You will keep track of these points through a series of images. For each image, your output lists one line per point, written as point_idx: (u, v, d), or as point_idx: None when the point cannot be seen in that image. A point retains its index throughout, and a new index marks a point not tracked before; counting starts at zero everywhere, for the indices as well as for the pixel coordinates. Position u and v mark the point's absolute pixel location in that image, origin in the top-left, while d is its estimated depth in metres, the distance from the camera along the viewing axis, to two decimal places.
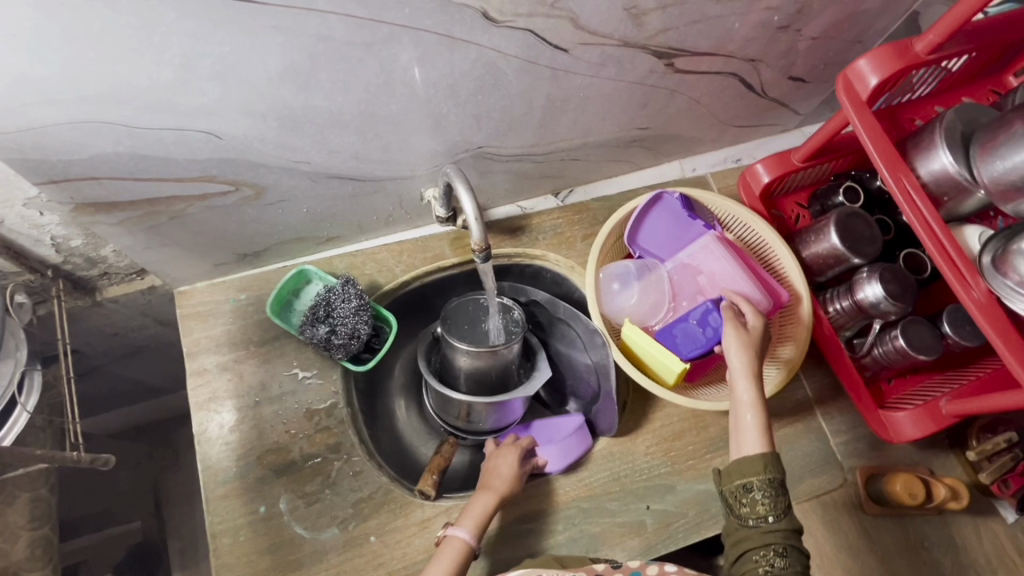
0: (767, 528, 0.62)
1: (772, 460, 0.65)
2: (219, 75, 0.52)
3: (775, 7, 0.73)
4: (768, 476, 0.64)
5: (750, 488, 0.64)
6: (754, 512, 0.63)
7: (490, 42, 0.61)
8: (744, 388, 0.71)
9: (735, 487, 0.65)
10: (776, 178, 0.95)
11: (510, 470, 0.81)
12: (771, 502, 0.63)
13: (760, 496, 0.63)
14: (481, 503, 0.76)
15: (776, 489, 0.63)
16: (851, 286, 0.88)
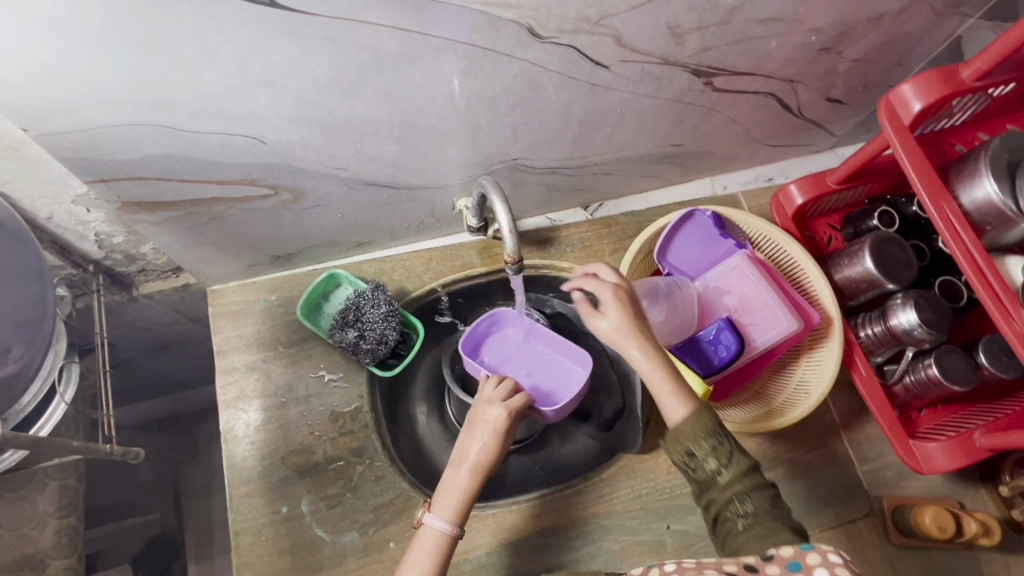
0: (724, 481, 0.62)
1: (697, 420, 0.64)
2: (269, 83, 0.53)
3: (819, 29, 0.72)
4: (704, 431, 0.64)
5: (695, 450, 0.64)
6: (707, 469, 0.63)
7: (534, 57, 0.61)
8: (646, 368, 0.68)
9: (681, 453, 0.65)
10: (810, 200, 0.94)
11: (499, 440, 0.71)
12: (716, 453, 0.63)
13: (704, 454, 0.63)
14: (464, 482, 0.69)
15: (715, 440, 0.64)
16: (884, 311, 0.87)
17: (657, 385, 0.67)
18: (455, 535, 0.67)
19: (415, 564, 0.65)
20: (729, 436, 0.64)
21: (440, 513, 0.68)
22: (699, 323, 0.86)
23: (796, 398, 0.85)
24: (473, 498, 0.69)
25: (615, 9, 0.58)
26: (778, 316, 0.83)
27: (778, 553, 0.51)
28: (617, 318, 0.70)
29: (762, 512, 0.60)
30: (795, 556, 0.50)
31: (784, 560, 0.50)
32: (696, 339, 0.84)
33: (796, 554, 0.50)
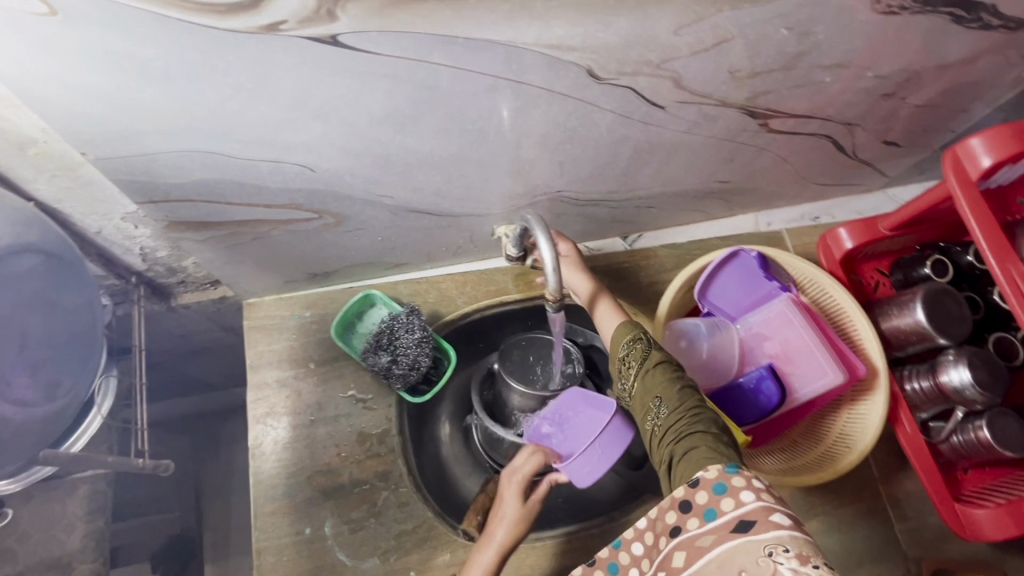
0: (643, 379, 0.66)
1: (619, 330, 0.71)
2: (324, 116, 0.53)
3: (884, 75, 0.70)
4: (635, 333, 0.69)
5: (622, 355, 0.69)
6: (632, 371, 0.67)
7: (590, 97, 0.60)
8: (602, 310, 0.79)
9: (615, 364, 0.70)
10: (859, 245, 0.91)
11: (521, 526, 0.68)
12: (637, 355, 0.68)
13: (632, 354, 0.68)
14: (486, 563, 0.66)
15: (643, 342, 0.68)
16: (933, 366, 0.83)
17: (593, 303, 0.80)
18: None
19: None
20: (650, 335, 0.69)
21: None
22: (739, 367, 0.84)
23: (833, 452, 0.82)
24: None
25: (678, 53, 0.56)
26: (824, 367, 0.80)
27: (704, 477, 0.51)
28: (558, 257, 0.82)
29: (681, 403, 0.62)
30: (720, 478, 0.50)
31: (710, 484, 0.50)
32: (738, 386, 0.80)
33: (721, 476, 0.50)
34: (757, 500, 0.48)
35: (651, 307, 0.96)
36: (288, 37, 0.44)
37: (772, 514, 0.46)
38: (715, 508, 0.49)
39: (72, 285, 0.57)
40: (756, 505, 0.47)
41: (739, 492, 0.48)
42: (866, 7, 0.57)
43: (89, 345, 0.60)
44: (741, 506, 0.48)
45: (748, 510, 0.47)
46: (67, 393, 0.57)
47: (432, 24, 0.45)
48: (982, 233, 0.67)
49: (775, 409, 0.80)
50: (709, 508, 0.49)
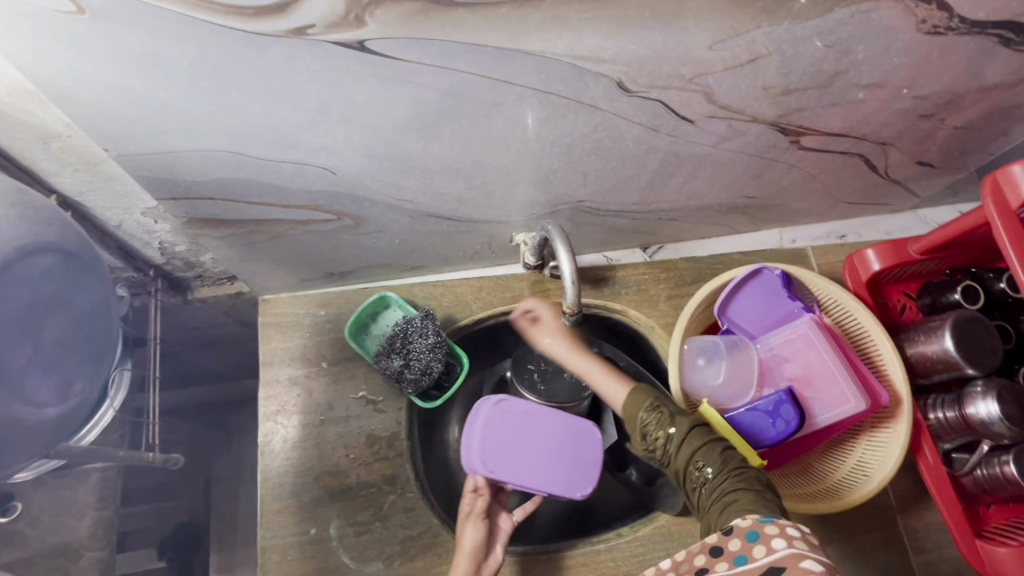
0: (677, 447, 0.67)
1: (636, 398, 0.72)
2: (347, 120, 0.52)
3: (924, 96, 0.67)
4: (654, 401, 0.71)
5: (647, 422, 0.70)
6: (661, 440, 0.68)
7: (619, 109, 0.59)
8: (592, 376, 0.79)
9: (639, 433, 0.70)
10: (887, 267, 0.88)
11: (469, 537, 0.74)
12: (660, 422, 0.69)
13: (655, 425, 0.69)
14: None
15: (663, 410, 0.70)
16: (960, 397, 0.81)
17: (596, 374, 0.79)
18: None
19: None
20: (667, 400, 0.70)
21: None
22: (756, 388, 0.81)
23: (850, 482, 0.80)
24: None
25: (712, 68, 0.55)
26: (844, 393, 0.77)
27: (736, 526, 0.54)
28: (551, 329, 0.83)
29: (721, 464, 0.63)
30: (752, 526, 0.52)
31: (743, 532, 0.53)
32: (753, 409, 0.77)
33: (754, 525, 0.53)
34: (790, 547, 0.49)
35: (669, 320, 0.94)
36: (315, 42, 0.43)
37: (802, 560, 0.47)
38: (747, 555, 0.51)
39: (89, 281, 0.54)
40: (788, 552, 0.49)
41: (772, 539, 0.50)
42: (911, 27, 0.55)
43: (105, 342, 0.58)
44: (772, 553, 0.49)
45: (780, 556, 0.48)
46: (79, 395, 0.54)
47: (461, 33, 0.44)
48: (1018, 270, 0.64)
49: (792, 436, 0.76)
50: (741, 555, 0.51)
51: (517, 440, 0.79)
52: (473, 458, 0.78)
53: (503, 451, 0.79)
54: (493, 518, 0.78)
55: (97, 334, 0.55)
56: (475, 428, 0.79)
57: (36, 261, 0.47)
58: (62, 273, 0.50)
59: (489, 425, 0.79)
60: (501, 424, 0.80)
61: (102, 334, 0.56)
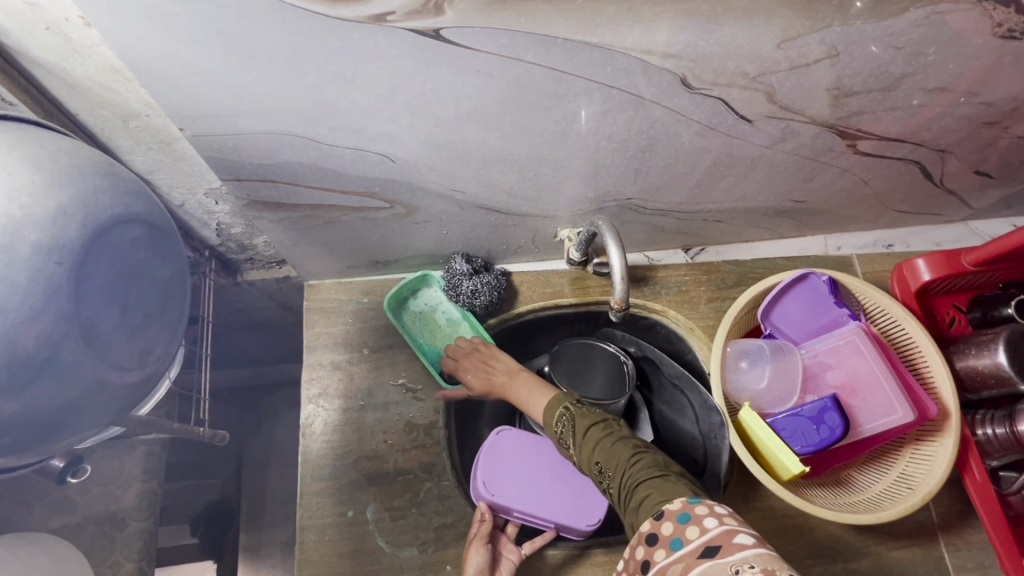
0: (580, 450, 0.68)
1: (548, 415, 0.73)
2: (413, 108, 0.53)
3: (990, 102, 0.66)
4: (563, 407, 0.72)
5: (558, 431, 0.71)
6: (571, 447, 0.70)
7: (678, 105, 0.58)
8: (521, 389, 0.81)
9: (557, 443, 0.72)
10: (938, 278, 0.86)
11: (474, 564, 0.72)
12: (567, 428, 0.70)
13: (563, 433, 0.70)
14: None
15: (568, 417, 0.71)
16: (1011, 413, 0.79)
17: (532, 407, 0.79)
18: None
19: None
20: (572, 405, 0.71)
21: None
22: (800, 394, 0.80)
23: (893, 494, 0.78)
24: None
25: (777, 66, 0.54)
26: (892, 404, 0.76)
27: (668, 510, 0.54)
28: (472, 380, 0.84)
29: (619, 457, 0.64)
30: (683, 509, 0.53)
31: (674, 515, 0.53)
32: (797, 415, 0.76)
33: (684, 508, 0.53)
34: (720, 524, 0.50)
35: (709, 323, 0.93)
36: (393, 28, 0.44)
37: (735, 536, 0.48)
38: (681, 537, 0.51)
39: (170, 255, 0.56)
40: (719, 528, 0.49)
41: (703, 519, 0.51)
42: (984, 30, 0.54)
43: (178, 318, 0.59)
44: (706, 533, 0.50)
45: (713, 535, 0.49)
46: (157, 361, 0.56)
47: (534, 23, 0.45)
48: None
49: (835, 444, 0.74)
50: (674, 540, 0.51)
51: (524, 475, 0.81)
52: (477, 483, 0.79)
53: (513, 483, 0.80)
54: (497, 543, 0.77)
55: (173, 310, 0.57)
56: (483, 453, 0.81)
57: (127, 229, 0.50)
58: (150, 242, 0.53)
59: (490, 454, 0.81)
60: (508, 457, 0.81)
61: (178, 309, 0.59)
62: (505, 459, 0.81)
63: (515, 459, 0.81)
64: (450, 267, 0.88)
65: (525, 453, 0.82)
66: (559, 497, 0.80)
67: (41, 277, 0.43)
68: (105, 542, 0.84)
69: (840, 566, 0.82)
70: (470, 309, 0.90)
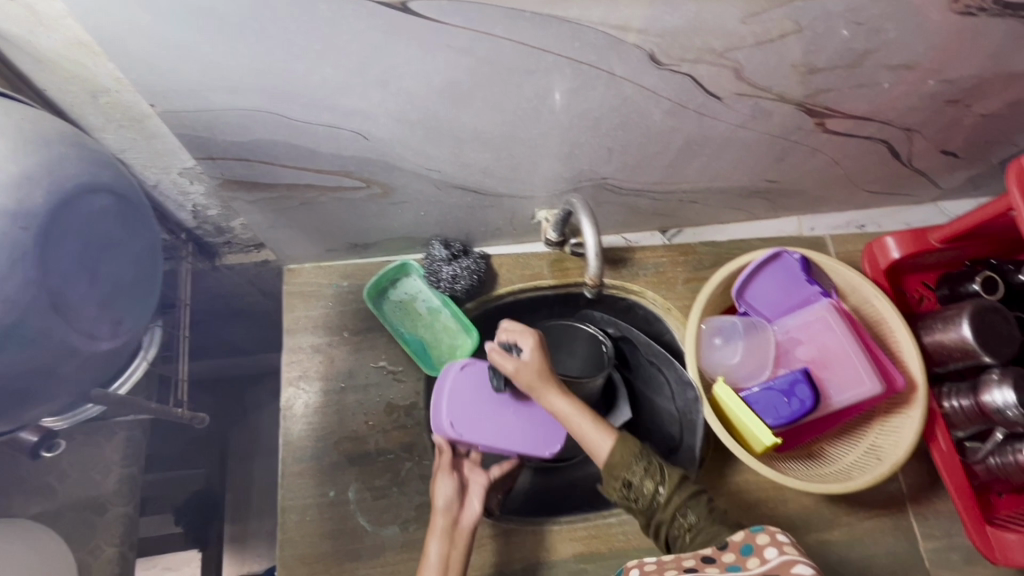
0: (662, 499, 0.65)
1: (626, 446, 0.67)
2: (384, 84, 0.54)
3: (952, 80, 0.67)
4: (639, 450, 0.67)
5: (632, 475, 0.65)
6: (644, 493, 0.65)
7: (648, 82, 0.59)
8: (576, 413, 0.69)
9: (617, 488, 0.66)
10: (906, 255, 0.88)
11: (441, 494, 0.73)
12: (649, 474, 0.65)
13: (641, 479, 0.65)
14: (433, 547, 0.69)
15: (648, 462, 0.66)
16: (975, 385, 0.81)
17: (581, 423, 0.68)
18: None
19: None
20: (650, 450, 0.67)
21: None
22: (772, 369, 0.82)
23: (862, 464, 0.80)
24: (450, 553, 0.69)
25: (743, 42, 0.55)
26: (861, 376, 0.77)
27: (733, 540, 0.57)
28: (532, 359, 0.70)
29: (705, 517, 0.64)
30: (746, 541, 0.56)
31: (738, 546, 0.56)
32: (769, 389, 0.78)
33: (748, 539, 0.56)
34: (780, 556, 0.52)
35: (686, 303, 0.95)
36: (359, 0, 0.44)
37: (794, 566, 0.50)
38: (741, 564, 0.53)
39: (140, 228, 0.57)
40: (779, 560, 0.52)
41: (763, 550, 0.53)
42: (942, 6, 0.55)
43: (151, 291, 0.60)
44: (765, 563, 0.52)
45: (772, 563, 0.51)
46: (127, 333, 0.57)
47: None
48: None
49: (805, 417, 0.76)
50: (734, 565, 0.54)
51: (485, 411, 0.79)
52: (440, 422, 0.77)
53: (475, 418, 0.78)
54: (463, 470, 0.77)
55: (144, 282, 0.58)
56: (442, 393, 0.79)
57: (95, 199, 0.50)
58: (120, 215, 0.53)
59: (450, 392, 0.79)
60: (467, 395, 0.79)
61: (151, 281, 0.60)
62: (465, 398, 0.79)
63: (474, 396, 0.79)
64: (429, 253, 0.89)
65: (483, 388, 0.80)
66: (522, 426, 0.80)
67: (6, 242, 0.43)
68: (85, 528, 0.84)
69: (812, 536, 0.84)
70: (449, 294, 0.90)
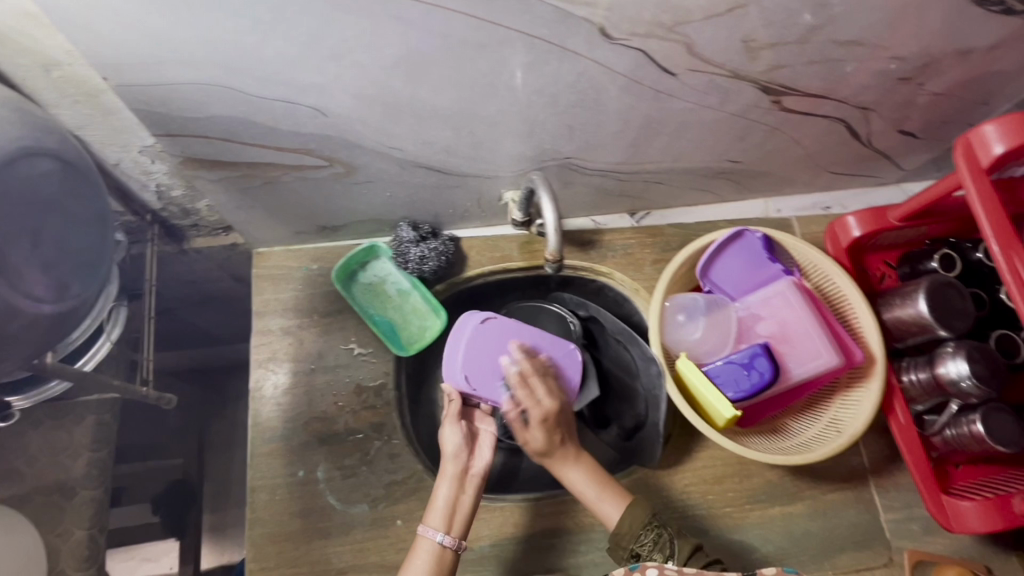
0: None
1: (633, 518, 0.71)
2: (337, 57, 0.54)
3: (902, 56, 0.69)
4: (646, 524, 0.71)
5: (639, 549, 0.70)
6: (652, 566, 0.69)
7: (601, 57, 0.60)
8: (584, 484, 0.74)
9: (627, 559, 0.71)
10: (867, 233, 0.90)
11: (450, 443, 0.76)
12: (657, 547, 0.69)
13: (649, 553, 0.69)
14: (444, 492, 0.73)
15: (657, 535, 0.70)
16: (932, 358, 0.83)
17: (592, 498, 0.74)
18: (455, 547, 0.70)
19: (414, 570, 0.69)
20: (660, 523, 0.71)
21: (433, 525, 0.71)
22: (733, 344, 0.84)
23: (822, 437, 0.82)
24: (456, 504, 0.73)
25: (690, 16, 0.56)
26: (819, 349, 0.79)
27: (762, 574, 0.64)
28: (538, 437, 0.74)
29: None
30: None
31: None
32: (729, 363, 0.79)
33: (768, 573, 0.65)
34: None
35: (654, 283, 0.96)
36: None
37: None
38: None
39: (86, 192, 0.58)
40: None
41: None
42: None
43: (99, 254, 0.63)
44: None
45: None
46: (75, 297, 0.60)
47: None
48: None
49: (765, 390, 0.78)
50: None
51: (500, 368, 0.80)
52: (455, 372, 0.78)
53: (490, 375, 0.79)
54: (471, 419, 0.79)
55: (89, 246, 0.60)
56: (459, 347, 0.78)
57: (37, 162, 0.51)
58: (63, 178, 0.55)
59: (468, 345, 0.78)
60: (483, 350, 0.79)
61: (98, 244, 0.62)
62: (482, 353, 0.79)
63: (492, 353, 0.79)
64: (396, 235, 0.90)
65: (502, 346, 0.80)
66: None
67: None
68: (53, 511, 0.84)
69: (776, 510, 0.86)
70: (418, 276, 0.91)
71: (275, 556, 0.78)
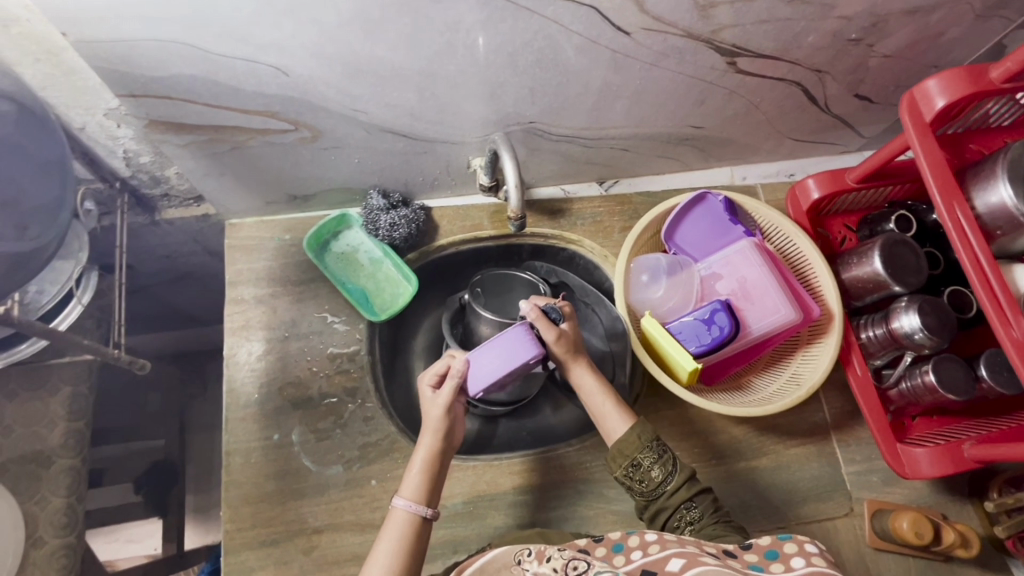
0: (674, 483, 0.71)
1: (641, 430, 0.74)
2: (294, 13, 0.55)
3: (848, 16, 0.71)
4: (647, 445, 0.73)
5: (642, 461, 0.72)
6: (652, 476, 0.72)
7: (554, 15, 0.62)
8: (594, 391, 0.79)
9: (624, 467, 0.73)
10: (826, 195, 0.93)
11: (435, 417, 0.74)
12: (660, 460, 0.72)
13: (650, 466, 0.72)
14: (420, 464, 0.73)
15: (660, 453, 0.73)
16: (887, 314, 0.85)
17: (604, 403, 0.78)
18: (426, 516, 0.70)
19: (387, 543, 0.67)
20: (665, 440, 0.74)
21: (407, 495, 0.70)
22: (695, 303, 0.87)
23: (783, 391, 0.84)
24: (435, 479, 0.73)
25: None
26: (778, 304, 0.82)
27: (758, 544, 0.59)
28: (567, 336, 0.80)
29: (706, 515, 0.70)
30: (773, 546, 0.57)
31: (764, 549, 0.58)
32: (692, 319, 0.82)
33: (775, 544, 0.58)
34: (806, 565, 0.54)
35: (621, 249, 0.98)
36: None
37: None
38: (762, 566, 0.56)
39: (46, 140, 0.61)
40: (805, 569, 0.53)
41: (790, 557, 0.55)
42: None
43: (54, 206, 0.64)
44: (789, 570, 0.54)
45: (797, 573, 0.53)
46: None
47: None
48: (979, 247, 0.64)
49: (725, 343, 0.80)
50: (758, 565, 0.56)
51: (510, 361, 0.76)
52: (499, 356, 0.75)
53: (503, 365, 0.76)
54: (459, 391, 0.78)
55: None
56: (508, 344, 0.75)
57: None
58: None
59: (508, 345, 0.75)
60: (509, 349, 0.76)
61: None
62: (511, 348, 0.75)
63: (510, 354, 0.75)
64: (367, 203, 0.91)
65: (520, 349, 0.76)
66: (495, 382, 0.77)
67: None
68: (31, 479, 0.85)
69: (742, 465, 0.89)
70: (389, 244, 0.92)
71: (250, 517, 0.79)
